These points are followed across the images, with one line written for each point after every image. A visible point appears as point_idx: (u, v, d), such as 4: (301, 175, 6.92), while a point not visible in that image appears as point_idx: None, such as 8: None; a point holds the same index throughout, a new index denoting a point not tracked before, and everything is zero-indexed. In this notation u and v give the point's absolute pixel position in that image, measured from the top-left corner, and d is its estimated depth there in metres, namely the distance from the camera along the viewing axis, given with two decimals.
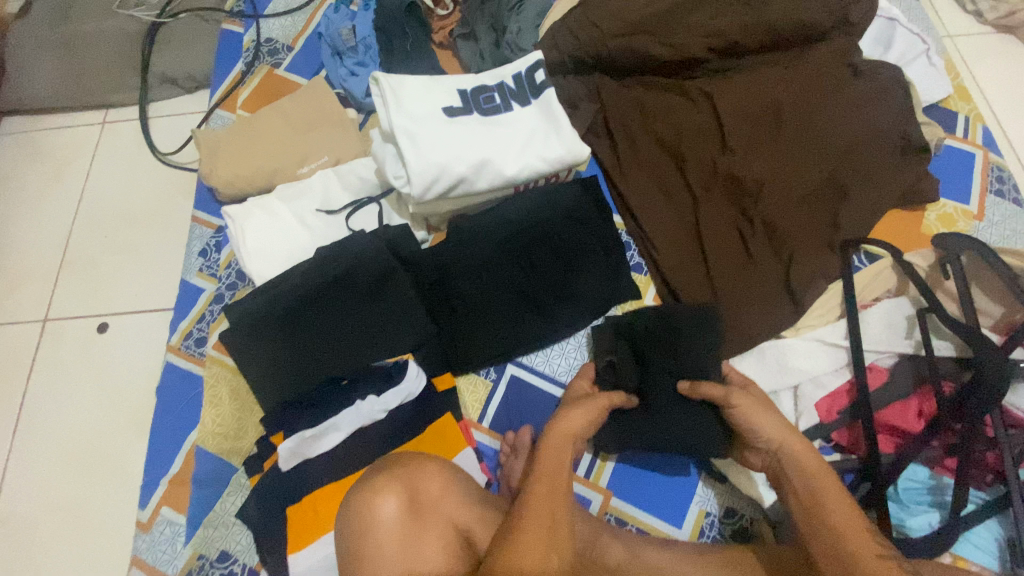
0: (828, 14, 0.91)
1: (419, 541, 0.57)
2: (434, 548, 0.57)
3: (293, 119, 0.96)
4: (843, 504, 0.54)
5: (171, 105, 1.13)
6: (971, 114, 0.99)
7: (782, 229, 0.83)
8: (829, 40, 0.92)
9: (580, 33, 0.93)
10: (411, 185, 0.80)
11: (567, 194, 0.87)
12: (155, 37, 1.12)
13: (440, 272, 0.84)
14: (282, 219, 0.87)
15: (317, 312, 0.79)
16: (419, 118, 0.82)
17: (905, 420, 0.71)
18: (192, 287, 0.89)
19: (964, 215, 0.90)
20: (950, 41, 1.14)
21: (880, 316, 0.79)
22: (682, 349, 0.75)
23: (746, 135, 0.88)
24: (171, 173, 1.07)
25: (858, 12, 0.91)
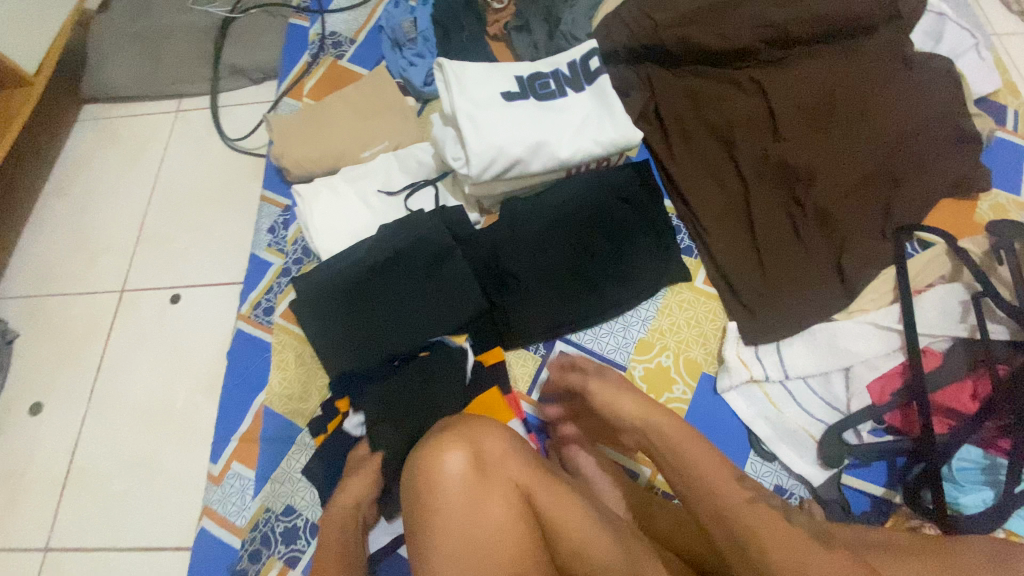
0: (880, 6, 0.92)
1: (486, 497, 0.58)
2: (498, 505, 0.58)
3: (356, 107, 1.02)
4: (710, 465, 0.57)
5: (240, 96, 1.20)
6: (1021, 108, 0.98)
7: (832, 214, 0.84)
8: (882, 31, 0.93)
9: (634, 25, 0.96)
10: (470, 165, 0.84)
11: (618, 176, 0.90)
12: (227, 32, 1.20)
13: (493, 251, 0.87)
14: (346, 198, 0.92)
15: (377, 289, 0.84)
16: (479, 102, 0.86)
17: (958, 402, 0.72)
18: (262, 261, 0.95)
19: (1016, 206, 0.89)
20: (998, 40, 1.12)
21: (933, 300, 0.78)
22: (377, 284, 0.84)
23: (795, 123, 0.89)
24: (238, 157, 1.14)
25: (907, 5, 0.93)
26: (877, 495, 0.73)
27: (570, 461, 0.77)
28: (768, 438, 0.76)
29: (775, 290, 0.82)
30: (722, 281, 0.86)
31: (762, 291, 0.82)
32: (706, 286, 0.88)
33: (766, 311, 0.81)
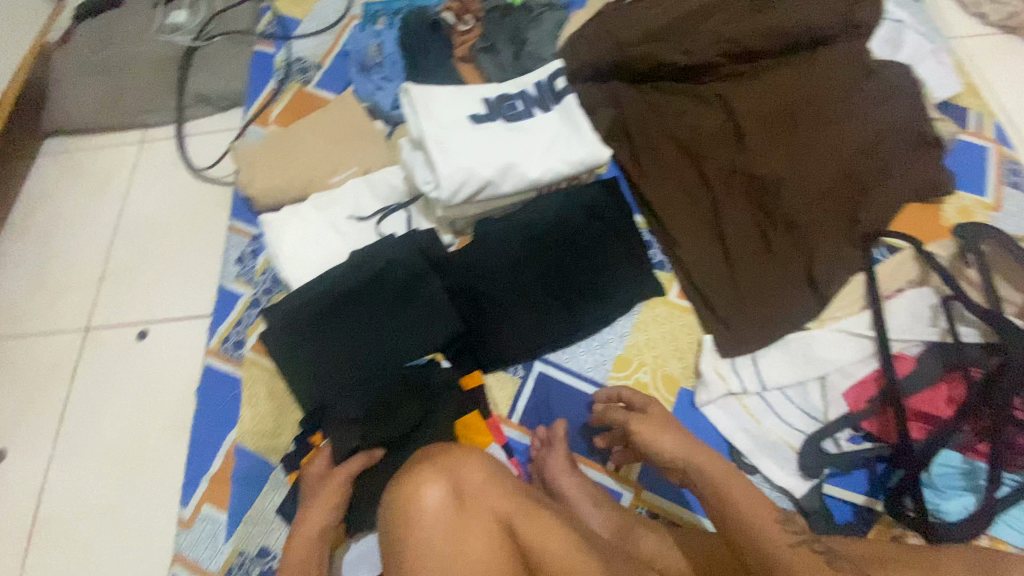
0: (836, 18, 0.94)
1: (467, 529, 0.57)
2: (480, 537, 0.57)
3: (324, 132, 1.00)
4: (750, 499, 0.57)
5: (206, 124, 1.18)
6: (981, 110, 0.99)
7: (800, 224, 0.85)
8: (840, 42, 0.95)
9: (597, 44, 0.97)
10: (440, 188, 0.84)
11: (588, 194, 0.91)
12: (191, 60, 1.18)
13: (468, 273, 0.86)
14: (316, 225, 0.90)
15: (349, 315, 0.82)
16: (446, 125, 0.85)
17: (933, 406, 0.72)
18: (230, 292, 0.93)
19: (981, 207, 0.90)
20: (957, 43, 1.14)
21: (904, 305, 0.79)
22: (352, 307, 0.82)
23: (761, 134, 0.90)
24: (205, 187, 1.12)
25: (864, 15, 0.95)
26: (860, 504, 0.72)
27: (553, 485, 0.76)
28: (749, 451, 0.76)
29: (749, 301, 0.82)
30: (696, 295, 0.86)
31: (737, 303, 0.82)
32: (680, 299, 0.89)
33: (742, 322, 0.81)
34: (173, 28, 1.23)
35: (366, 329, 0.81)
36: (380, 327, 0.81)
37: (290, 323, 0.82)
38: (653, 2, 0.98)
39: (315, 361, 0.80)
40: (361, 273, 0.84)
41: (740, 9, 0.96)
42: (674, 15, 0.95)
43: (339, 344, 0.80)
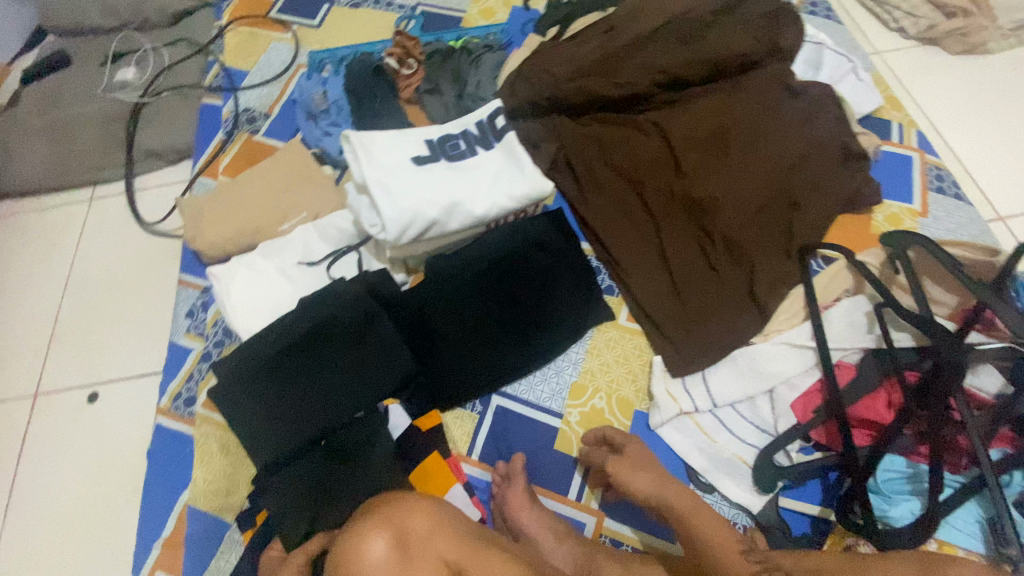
0: (759, 44, 0.99)
1: None
2: None
3: (271, 180, 1.01)
4: None
5: (156, 178, 1.18)
6: (903, 121, 1.04)
7: (740, 242, 0.87)
8: (765, 66, 1.00)
9: (535, 80, 1.00)
10: (386, 231, 0.85)
11: (534, 224, 0.92)
12: (139, 117, 1.19)
13: (419, 312, 0.86)
14: (265, 274, 0.90)
15: (300, 363, 0.81)
16: (389, 169, 0.87)
17: (876, 412, 0.74)
18: (181, 348, 0.92)
19: (909, 214, 0.93)
20: (880, 57, 1.18)
21: (841, 314, 0.82)
22: (302, 354, 0.81)
23: (696, 159, 0.93)
24: (156, 241, 1.12)
25: (784, 40, 1.00)
26: (814, 514, 0.74)
27: (514, 521, 0.75)
28: (705, 470, 0.77)
29: (695, 321, 0.84)
30: (645, 317, 0.88)
31: (684, 323, 0.84)
32: (630, 322, 0.91)
33: (690, 343, 0.83)
34: (121, 85, 1.24)
35: (318, 377, 0.80)
36: (332, 374, 0.81)
37: (240, 375, 0.80)
38: (585, 39, 1.03)
39: (268, 414, 0.79)
40: (310, 319, 0.83)
41: (668, 42, 1.00)
42: (606, 50, 0.99)
43: (291, 395, 0.79)
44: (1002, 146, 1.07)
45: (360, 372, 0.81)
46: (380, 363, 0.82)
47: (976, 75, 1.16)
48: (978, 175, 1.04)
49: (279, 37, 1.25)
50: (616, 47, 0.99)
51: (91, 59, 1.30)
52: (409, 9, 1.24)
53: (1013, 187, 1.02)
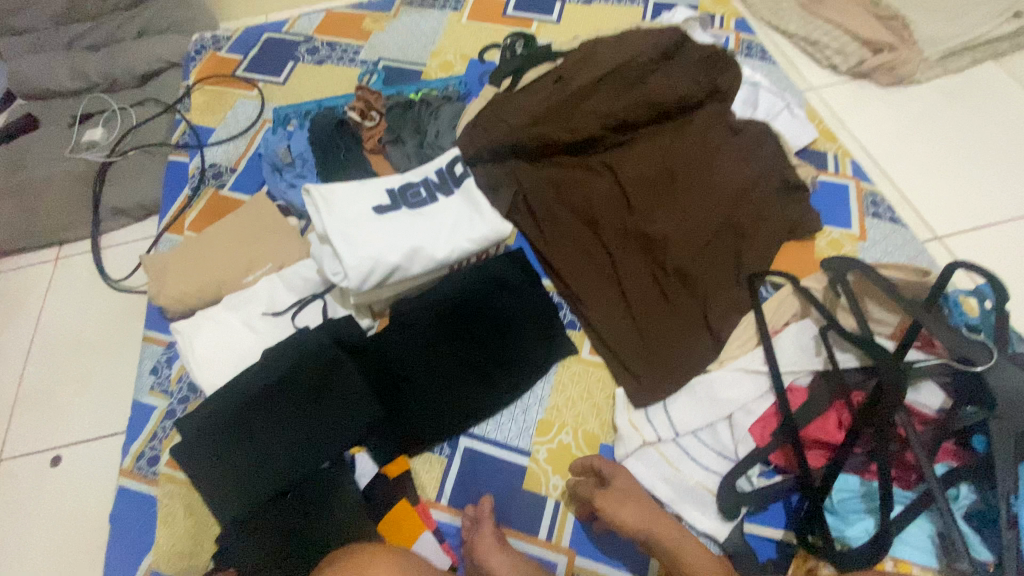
0: (699, 87, 1.06)
1: None
2: None
3: (237, 233, 1.03)
4: None
5: (123, 235, 1.19)
6: (838, 151, 1.11)
7: (691, 273, 0.91)
8: (707, 107, 1.06)
9: (490, 128, 1.05)
10: (349, 279, 0.87)
11: (495, 265, 0.95)
12: (106, 176, 1.21)
13: (384, 357, 0.87)
14: (229, 327, 0.91)
15: (265, 415, 0.81)
16: (350, 219, 0.90)
17: (827, 433, 0.76)
18: (145, 406, 0.92)
19: (849, 238, 0.99)
20: (815, 93, 1.27)
21: (790, 339, 0.86)
22: (269, 405, 0.81)
23: (646, 196, 0.98)
24: (122, 297, 1.12)
25: (722, 82, 1.07)
26: (779, 538, 0.76)
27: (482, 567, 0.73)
28: (671, 500, 0.78)
29: (653, 351, 0.87)
30: (606, 351, 0.90)
31: (643, 354, 0.87)
32: (593, 355, 0.93)
33: (651, 373, 0.85)
34: (88, 146, 1.26)
35: (285, 428, 0.80)
36: (299, 424, 0.81)
37: (205, 431, 0.80)
38: (537, 88, 1.09)
39: (234, 468, 0.78)
40: (276, 369, 0.84)
41: (614, 89, 1.07)
42: (556, 99, 1.05)
43: (257, 447, 0.79)
44: (934, 169, 1.14)
45: (325, 420, 0.81)
46: (346, 410, 0.82)
47: (906, 104, 1.24)
48: (913, 198, 1.10)
49: (245, 94, 1.29)
50: (565, 96, 1.06)
51: (59, 122, 1.32)
52: (371, 64, 1.29)
53: (946, 207, 1.09)
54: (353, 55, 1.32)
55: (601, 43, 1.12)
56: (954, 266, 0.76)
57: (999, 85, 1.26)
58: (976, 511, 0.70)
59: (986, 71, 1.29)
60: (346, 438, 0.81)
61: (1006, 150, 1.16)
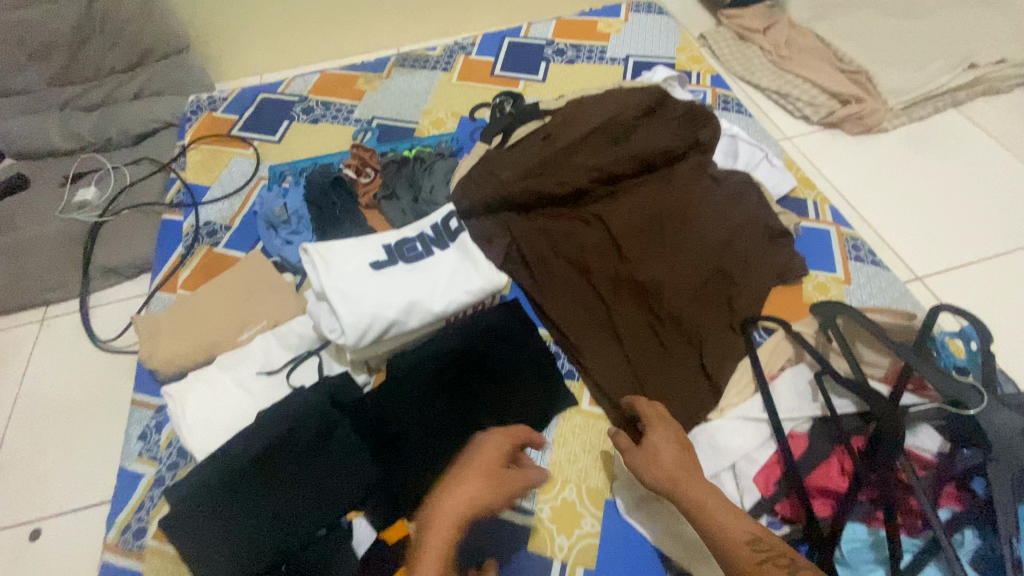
0: (681, 140, 1.11)
1: None
2: None
3: (232, 292, 1.02)
4: None
5: (113, 294, 1.18)
6: (817, 199, 1.15)
7: (686, 322, 0.92)
8: (690, 159, 1.11)
9: (483, 183, 1.09)
10: (346, 336, 0.86)
11: (492, 317, 0.96)
12: (98, 236, 1.21)
13: (380, 416, 0.86)
14: (222, 388, 0.89)
15: (259, 482, 0.78)
16: (347, 276, 0.90)
17: (831, 480, 0.77)
18: (132, 474, 0.89)
19: (835, 282, 1.02)
20: (790, 142, 1.33)
21: (787, 385, 0.86)
22: (263, 470, 0.79)
23: (637, 246, 1.01)
24: (110, 358, 1.10)
25: (704, 134, 1.12)
26: None
27: None
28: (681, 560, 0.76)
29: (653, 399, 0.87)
30: (606, 401, 0.90)
31: None
32: (593, 407, 0.92)
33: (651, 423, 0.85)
34: (80, 205, 1.26)
35: (277, 495, 0.77)
36: (293, 489, 0.78)
37: (195, 499, 0.77)
38: (527, 145, 1.13)
39: (225, 538, 0.75)
40: (270, 432, 0.82)
41: (600, 144, 1.11)
42: (546, 154, 1.09)
43: (250, 516, 0.76)
44: (909, 211, 1.19)
45: (321, 485, 0.79)
46: (341, 474, 0.80)
47: (878, 150, 1.31)
48: (891, 241, 1.15)
49: (241, 153, 1.32)
50: (554, 151, 1.10)
51: (51, 181, 1.32)
52: (365, 122, 1.34)
53: (924, 248, 1.13)
54: (347, 114, 1.36)
55: (585, 101, 1.18)
56: (937, 309, 0.79)
57: (961, 131, 1.34)
58: (982, 556, 0.69)
59: (948, 117, 1.37)
60: (342, 503, 0.78)
61: (974, 193, 1.22)
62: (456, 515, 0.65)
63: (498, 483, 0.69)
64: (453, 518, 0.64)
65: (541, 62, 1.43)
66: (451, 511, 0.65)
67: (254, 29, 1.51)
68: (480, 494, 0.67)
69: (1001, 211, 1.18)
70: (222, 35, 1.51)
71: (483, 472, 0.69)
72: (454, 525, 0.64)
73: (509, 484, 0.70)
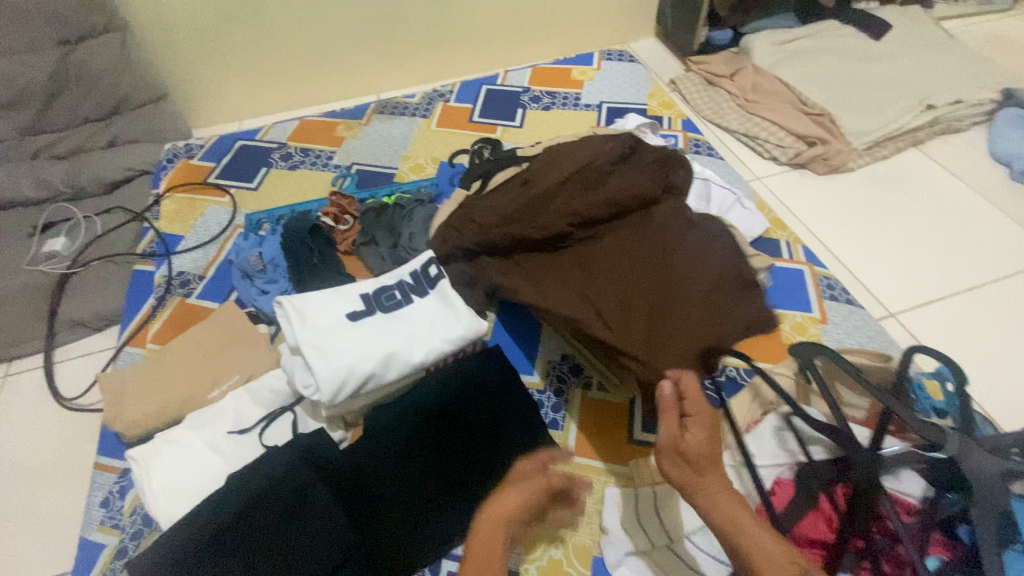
0: (655, 183, 1.11)
1: None
2: None
3: (205, 346, 1.00)
4: None
5: (79, 348, 1.14)
6: (789, 239, 1.18)
7: (668, 367, 0.89)
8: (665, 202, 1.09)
9: (463, 229, 1.09)
10: (321, 391, 0.84)
11: (474, 367, 0.93)
12: (65, 288, 1.17)
13: (358, 478, 0.82)
14: (191, 449, 0.85)
15: (229, 553, 0.74)
16: (323, 329, 0.88)
17: (819, 530, 0.76)
18: (93, 545, 0.84)
19: (811, 321, 1.03)
20: (760, 182, 1.37)
21: (769, 430, 0.86)
22: (233, 539, 0.74)
23: (618, 284, 0.98)
24: (74, 417, 1.05)
25: (676, 179, 1.14)
26: None
27: None
28: None
29: None
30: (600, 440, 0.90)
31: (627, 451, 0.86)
32: (578, 457, 0.92)
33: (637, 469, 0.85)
34: (47, 255, 1.22)
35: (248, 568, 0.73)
36: (264, 559, 0.74)
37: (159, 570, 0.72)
38: (507, 190, 1.14)
39: None
40: (241, 498, 0.77)
41: (577, 188, 1.11)
42: (524, 201, 1.09)
43: None
44: (879, 249, 1.23)
45: (295, 556, 0.74)
46: (318, 543, 0.75)
47: (845, 188, 1.35)
48: (864, 279, 1.17)
49: (217, 201, 1.31)
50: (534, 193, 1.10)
51: (15, 229, 1.27)
52: (345, 168, 1.34)
53: (896, 284, 1.16)
54: (326, 160, 1.37)
55: (563, 147, 1.20)
56: (915, 351, 0.79)
57: (923, 169, 1.40)
58: None
59: (910, 156, 1.43)
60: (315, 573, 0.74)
61: (939, 229, 1.26)
62: (501, 520, 0.69)
63: (525, 486, 0.72)
64: (494, 525, 0.68)
65: (518, 108, 1.47)
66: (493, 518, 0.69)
67: (234, 77, 1.53)
68: (518, 500, 0.71)
69: (965, 246, 1.23)
70: (201, 83, 1.52)
71: (519, 478, 0.74)
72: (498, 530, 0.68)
73: (535, 484, 0.72)
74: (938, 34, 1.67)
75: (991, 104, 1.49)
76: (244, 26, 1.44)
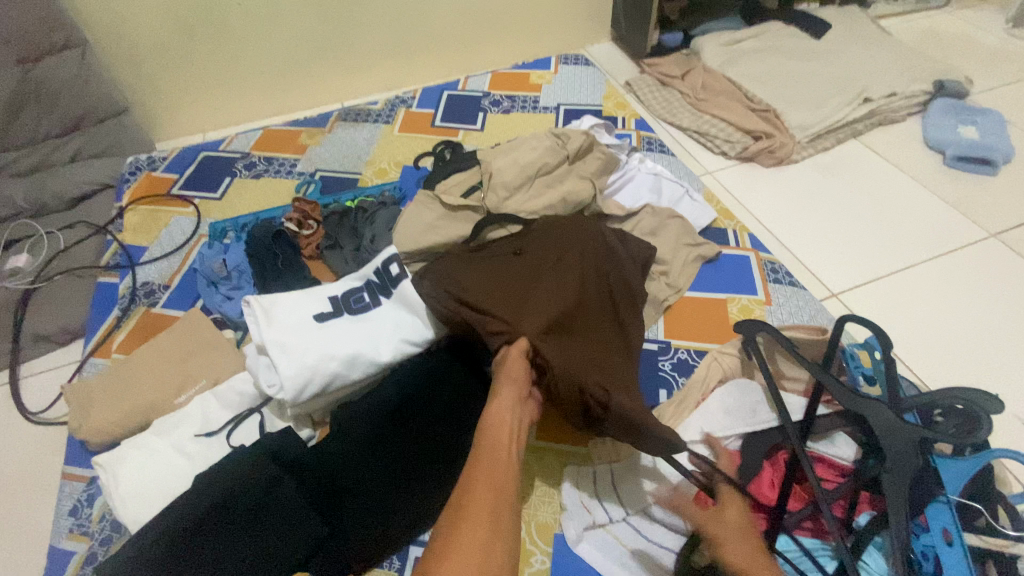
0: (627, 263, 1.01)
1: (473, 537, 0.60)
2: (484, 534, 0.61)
3: (171, 353, 1.01)
4: None
5: (43, 363, 1.13)
6: (736, 228, 1.25)
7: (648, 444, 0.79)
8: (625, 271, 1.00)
9: (425, 278, 0.94)
10: (287, 390, 0.87)
11: (438, 360, 0.94)
12: (29, 303, 1.17)
13: (324, 470, 0.84)
14: (158, 453, 0.87)
15: (199, 546, 0.76)
16: (290, 329, 0.91)
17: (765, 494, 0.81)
18: (62, 553, 0.85)
19: (757, 303, 1.09)
20: (712, 176, 1.43)
21: (718, 404, 0.91)
22: (202, 533, 0.76)
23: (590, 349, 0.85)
24: (40, 432, 1.04)
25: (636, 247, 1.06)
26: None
27: None
28: None
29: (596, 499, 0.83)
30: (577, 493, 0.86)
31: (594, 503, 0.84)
32: (538, 440, 0.95)
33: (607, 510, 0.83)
34: (10, 272, 1.21)
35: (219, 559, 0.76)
36: (234, 551, 0.77)
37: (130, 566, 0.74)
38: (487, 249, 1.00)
39: None
40: (210, 493, 0.79)
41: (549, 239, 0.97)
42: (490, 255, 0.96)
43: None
44: (822, 234, 1.29)
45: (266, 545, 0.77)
46: (287, 533, 0.78)
47: (791, 178, 1.43)
48: (809, 262, 1.24)
49: (182, 211, 1.32)
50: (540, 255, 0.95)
51: None
52: (308, 175, 1.37)
53: (838, 266, 1.23)
54: (289, 168, 1.39)
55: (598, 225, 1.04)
56: (844, 319, 0.85)
57: (863, 158, 1.48)
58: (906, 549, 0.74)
59: (851, 147, 1.52)
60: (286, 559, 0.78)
61: (876, 213, 1.34)
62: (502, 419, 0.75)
63: (507, 376, 0.79)
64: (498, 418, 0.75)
65: (478, 112, 1.51)
66: (500, 438, 0.72)
67: (196, 88, 1.54)
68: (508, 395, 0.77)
69: (900, 228, 1.31)
70: (164, 95, 1.53)
71: (508, 367, 0.80)
72: (505, 427, 0.74)
73: (514, 371, 0.80)
74: (875, 32, 1.77)
75: (925, 96, 1.59)
76: (205, 39, 1.46)
